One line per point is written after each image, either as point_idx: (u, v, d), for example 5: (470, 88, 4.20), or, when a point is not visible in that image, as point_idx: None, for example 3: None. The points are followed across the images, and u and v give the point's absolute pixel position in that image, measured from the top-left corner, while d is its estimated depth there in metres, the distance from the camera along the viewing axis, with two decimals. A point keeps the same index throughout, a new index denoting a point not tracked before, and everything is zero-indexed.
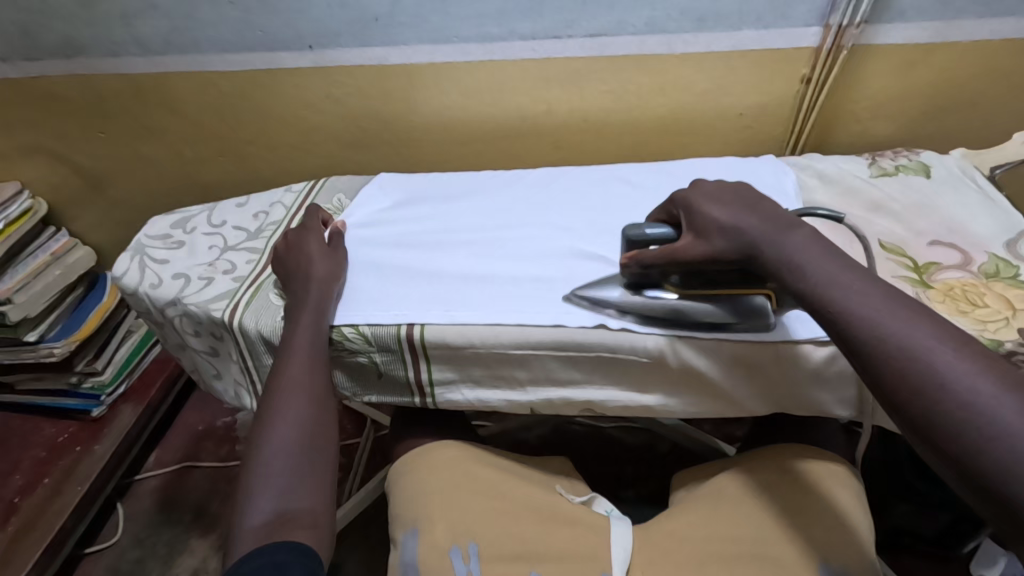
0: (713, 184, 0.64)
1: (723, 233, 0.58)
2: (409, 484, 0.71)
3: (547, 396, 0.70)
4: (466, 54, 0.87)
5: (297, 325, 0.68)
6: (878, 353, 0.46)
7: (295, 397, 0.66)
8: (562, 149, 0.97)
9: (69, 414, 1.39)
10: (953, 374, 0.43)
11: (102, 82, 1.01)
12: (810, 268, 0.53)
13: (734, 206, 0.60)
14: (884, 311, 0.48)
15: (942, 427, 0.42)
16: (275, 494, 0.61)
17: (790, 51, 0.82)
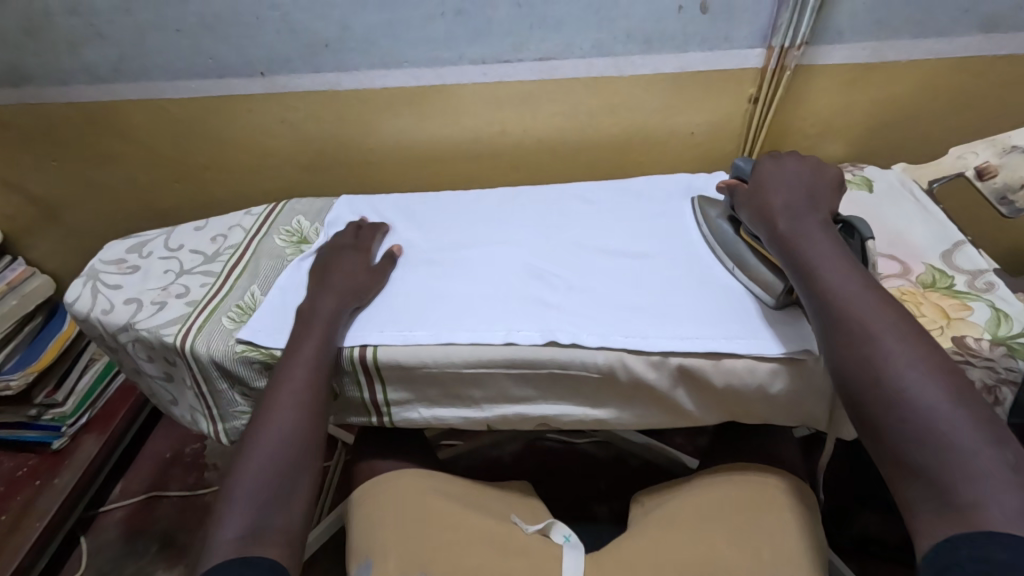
0: (803, 165, 0.69)
1: (756, 201, 0.67)
2: (367, 516, 0.70)
3: (503, 413, 0.70)
4: (417, 78, 0.88)
5: (300, 344, 0.66)
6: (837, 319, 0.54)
7: (290, 408, 0.63)
8: (520, 168, 0.97)
9: (30, 446, 1.35)
10: (892, 348, 0.51)
11: (53, 111, 1.00)
12: (801, 237, 0.61)
13: (789, 187, 0.67)
14: (849, 289, 0.55)
15: (871, 385, 0.50)
16: (254, 509, 0.58)
17: (737, 71, 0.83)
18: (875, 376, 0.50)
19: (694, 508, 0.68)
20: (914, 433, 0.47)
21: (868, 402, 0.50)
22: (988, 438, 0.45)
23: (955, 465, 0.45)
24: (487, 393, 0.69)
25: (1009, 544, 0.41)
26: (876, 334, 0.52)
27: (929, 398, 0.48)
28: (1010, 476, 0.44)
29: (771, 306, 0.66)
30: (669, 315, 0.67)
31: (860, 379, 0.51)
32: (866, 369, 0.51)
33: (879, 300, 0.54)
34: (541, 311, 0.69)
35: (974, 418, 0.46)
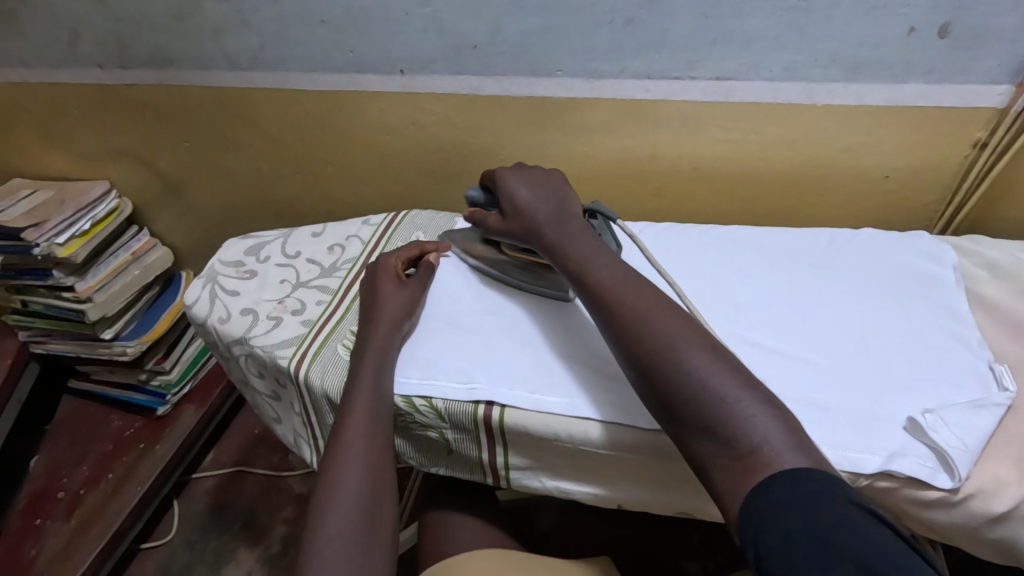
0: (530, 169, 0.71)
1: (520, 212, 0.65)
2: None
3: (640, 496, 0.61)
4: (569, 90, 0.78)
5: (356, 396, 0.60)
6: (611, 301, 0.54)
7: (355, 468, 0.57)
8: (664, 197, 0.86)
9: (137, 408, 1.41)
10: (659, 324, 0.51)
11: (190, 93, 0.99)
12: (565, 230, 0.61)
13: (538, 187, 0.66)
14: (612, 276, 0.56)
15: (650, 363, 0.49)
16: None
17: (965, 110, 0.67)
18: (644, 343, 0.50)
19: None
20: (701, 410, 0.45)
21: (654, 383, 0.49)
22: (740, 376, 0.46)
23: (743, 417, 0.44)
24: (620, 472, 0.60)
25: (801, 484, 0.40)
26: (641, 310, 0.52)
27: (696, 358, 0.47)
28: (770, 410, 0.44)
29: (564, 299, 0.68)
30: (857, 424, 0.53)
31: (643, 362, 0.49)
32: (644, 351, 0.50)
33: (636, 282, 0.55)
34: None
35: (727, 364, 0.47)
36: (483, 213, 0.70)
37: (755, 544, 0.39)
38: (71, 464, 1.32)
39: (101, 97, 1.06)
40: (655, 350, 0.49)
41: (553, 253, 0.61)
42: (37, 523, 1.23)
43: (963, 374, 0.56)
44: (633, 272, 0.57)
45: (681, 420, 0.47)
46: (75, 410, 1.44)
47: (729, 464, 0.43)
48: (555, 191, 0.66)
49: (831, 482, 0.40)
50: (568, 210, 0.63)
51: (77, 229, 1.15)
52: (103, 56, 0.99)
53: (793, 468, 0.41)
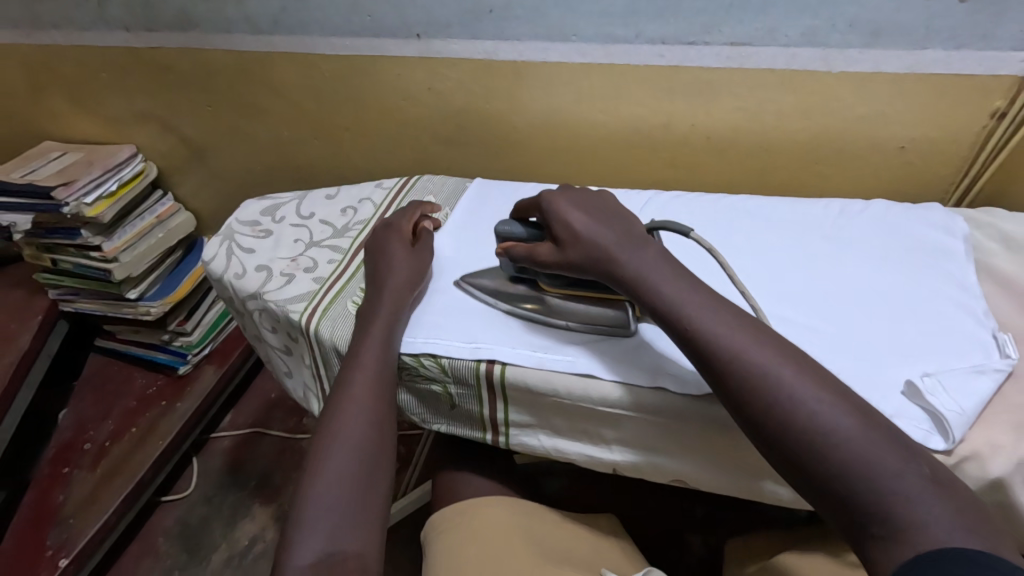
0: (580, 190, 0.65)
1: (579, 242, 0.59)
2: (439, 550, 0.64)
3: (635, 459, 0.62)
4: (583, 55, 0.79)
5: (363, 354, 0.62)
6: (715, 353, 0.49)
7: (355, 419, 0.60)
8: (676, 167, 0.86)
9: (159, 367, 1.46)
10: (774, 370, 0.47)
11: (213, 58, 1.02)
12: (642, 261, 0.56)
13: (594, 211, 0.61)
14: (707, 309, 0.52)
15: (766, 415, 0.46)
16: (323, 533, 0.53)
17: (986, 79, 0.67)
18: (773, 408, 0.46)
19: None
20: (859, 487, 0.42)
21: (773, 436, 0.46)
22: (867, 422, 0.44)
23: (894, 496, 0.41)
24: (616, 434, 0.62)
25: (983, 566, 0.37)
26: (759, 366, 0.47)
27: (843, 427, 0.44)
28: (932, 484, 0.42)
29: (625, 334, 0.61)
30: (852, 388, 0.53)
31: (777, 430, 0.45)
32: (774, 418, 0.46)
33: (731, 313, 0.51)
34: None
35: (850, 407, 0.45)
36: (528, 248, 0.63)
37: None
38: (96, 419, 1.38)
39: (129, 61, 1.09)
40: (774, 404, 0.46)
41: (631, 285, 0.56)
42: (65, 471, 1.29)
43: (966, 343, 0.55)
44: (720, 297, 0.53)
45: (809, 475, 0.44)
46: (101, 368, 1.49)
47: (885, 542, 0.41)
48: (611, 211, 0.61)
49: (1002, 562, 0.38)
50: (638, 237, 0.58)
51: (104, 190, 1.18)
52: (131, 19, 1.02)
53: (959, 545, 0.39)
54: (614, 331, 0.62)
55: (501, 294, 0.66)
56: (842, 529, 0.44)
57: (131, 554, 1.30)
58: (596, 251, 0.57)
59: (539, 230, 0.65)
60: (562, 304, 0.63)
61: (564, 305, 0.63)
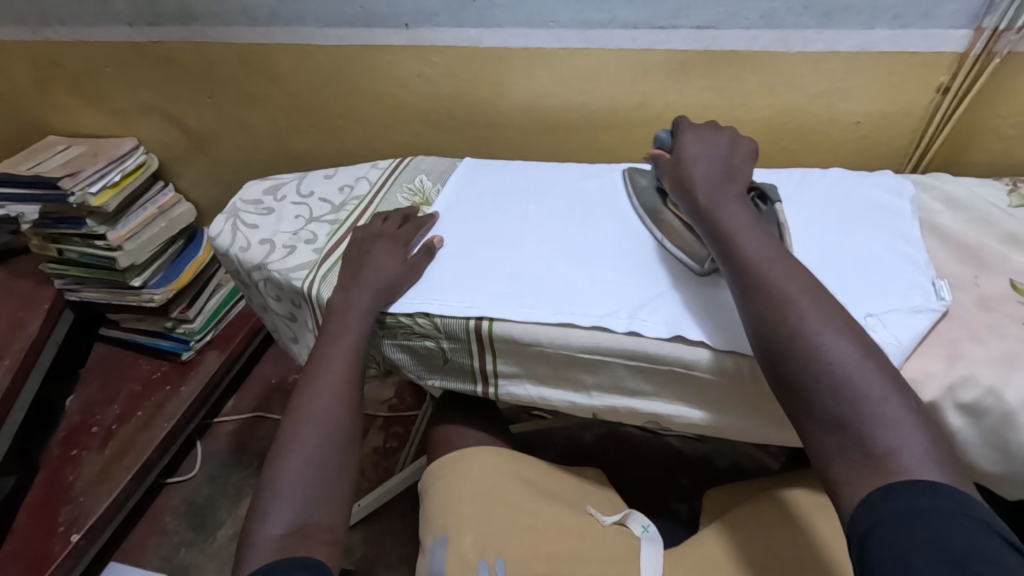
0: (712, 128, 0.71)
1: (679, 166, 0.68)
2: (439, 492, 0.70)
3: (612, 403, 0.69)
4: (562, 40, 0.84)
5: (345, 329, 0.70)
6: (753, 278, 0.57)
7: (325, 402, 0.66)
8: (653, 145, 0.92)
9: (163, 354, 1.51)
10: (800, 303, 0.54)
11: (213, 50, 1.07)
12: (717, 203, 0.63)
13: (707, 149, 0.68)
14: (771, 262, 0.58)
15: (801, 357, 0.52)
16: (294, 507, 0.59)
17: (929, 55, 0.72)
18: (788, 327, 0.53)
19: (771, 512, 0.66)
20: (840, 407, 0.49)
21: (801, 376, 0.51)
22: (890, 383, 0.49)
23: (869, 419, 0.48)
24: (594, 379, 0.68)
25: (926, 491, 0.43)
26: (789, 294, 0.55)
27: (844, 354, 0.51)
28: (913, 420, 0.47)
29: (698, 272, 0.68)
30: None
31: (785, 346, 0.53)
32: (786, 336, 0.53)
33: (794, 269, 0.57)
34: (675, 307, 0.66)
35: (858, 346, 0.51)
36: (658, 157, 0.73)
37: (865, 523, 0.44)
38: (103, 403, 1.43)
39: (131, 55, 1.14)
40: (800, 335, 0.52)
41: (705, 220, 0.63)
42: (73, 453, 1.34)
43: (907, 286, 0.62)
44: (789, 256, 0.59)
45: (819, 415, 0.50)
46: (107, 355, 1.54)
47: (858, 457, 0.47)
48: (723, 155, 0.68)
49: (956, 498, 0.43)
50: (725, 180, 0.65)
51: (108, 180, 1.23)
52: (134, 15, 1.07)
53: (923, 477, 0.45)
54: (688, 260, 0.68)
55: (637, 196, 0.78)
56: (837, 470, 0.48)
57: (139, 531, 1.35)
58: (688, 181, 0.66)
59: None
60: (670, 224, 0.72)
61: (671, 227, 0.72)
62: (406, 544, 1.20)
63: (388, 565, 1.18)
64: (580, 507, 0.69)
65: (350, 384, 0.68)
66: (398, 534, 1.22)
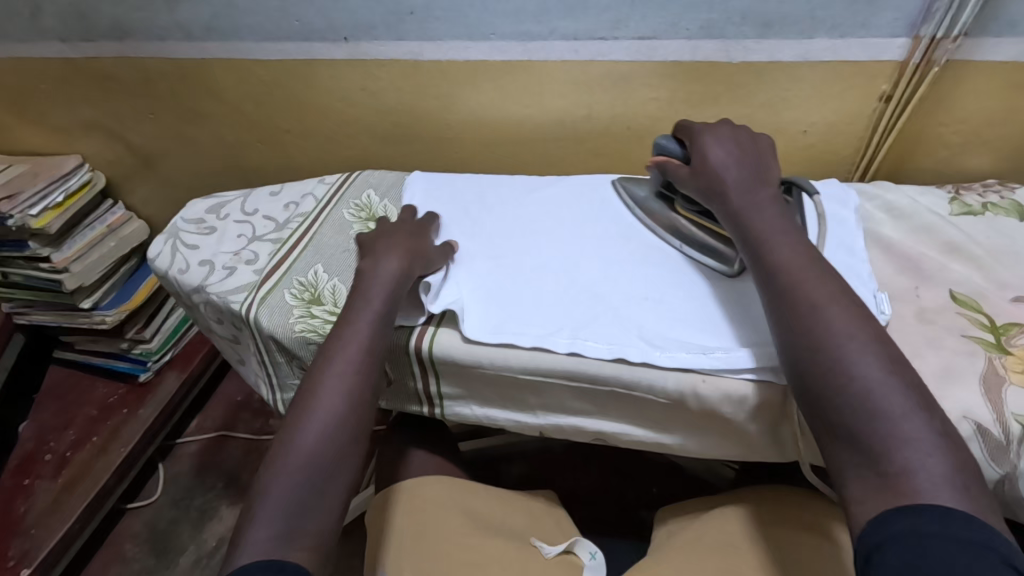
0: (730, 129, 0.68)
1: (708, 171, 0.64)
2: (379, 524, 0.67)
3: (558, 423, 0.67)
4: (504, 52, 0.82)
5: (360, 317, 0.63)
6: (781, 282, 0.54)
7: (332, 394, 0.60)
8: (603, 156, 0.90)
9: (121, 375, 1.47)
10: (826, 310, 0.51)
11: (150, 65, 1.03)
12: (745, 207, 0.60)
13: (734, 152, 0.64)
14: (799, 267, 0.55)
15: (823, 368, 0.49)
16: (283, 510, 0.54)
17: (870, 64, 0.71)
18: (809, 336, 0.50)
19: (720, 534, 0.64)
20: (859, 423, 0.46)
21: (820, 389, 0.48)
22: (918, 401, 0.46)
23: (888, 437, 0.45)
24: (538, 399, 0.66)
25: (935, 517, 0.41)
26: (814, 302, 0.52)
27: (866, 365, 0.48)
28: (939, 440, 0.44)
29: (728, 275, 0.67)
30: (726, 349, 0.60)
31: (804, 356, 0.50)
32: (806, 345, 0.50)
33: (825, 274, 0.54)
34: (618, 326, 0.63)
35: (884, 357, 0.48)
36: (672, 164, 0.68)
37: (868, 547, 0.43)
38: (58, 429, 1.38)
39: (67, 71, 1.10)
40: (818, 345, 0.50)
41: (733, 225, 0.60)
42: (26, 482, 1.29)
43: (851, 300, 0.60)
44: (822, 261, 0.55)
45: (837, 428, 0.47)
46: (62, 379, 1.49)
47: (876, 476, 0.44)
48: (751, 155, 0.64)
49: (973, 528, 0.40)
50: (757, 181, 0.62)
51: (50, 201, 1.19)
52: (65, 30, 1.03)
53: (941, 502, 0.42)
54: (719, 265, 0.67)
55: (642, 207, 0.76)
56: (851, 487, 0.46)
57: (99, 561, 1.31)
58: (716, 184, 0.62)
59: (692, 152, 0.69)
60: (690, 229, 0.71)
61: (690, 231, 0.71)
62: None
63: None
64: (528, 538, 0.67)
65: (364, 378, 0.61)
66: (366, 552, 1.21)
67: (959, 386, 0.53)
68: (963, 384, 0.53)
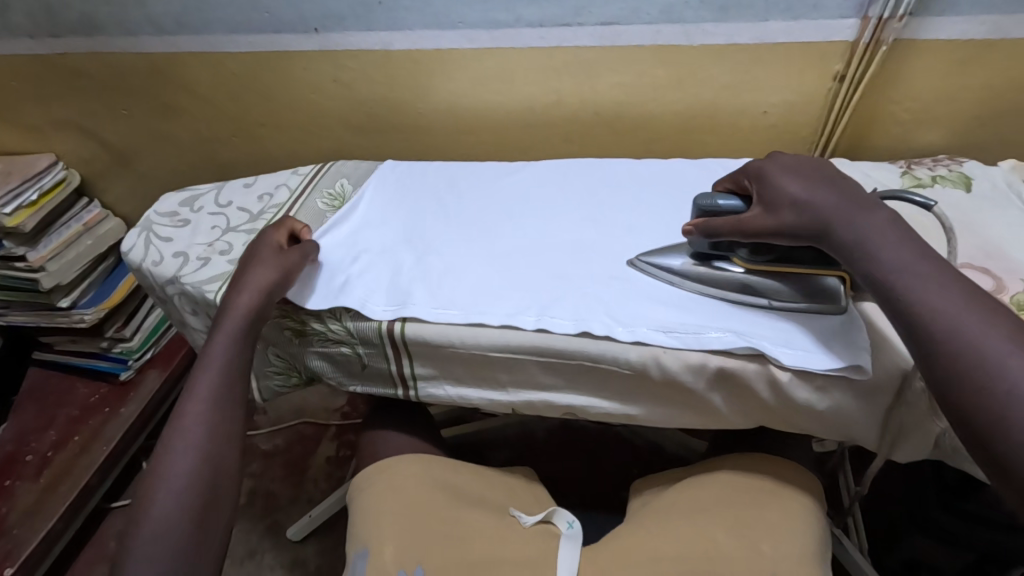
0: (790, 158, 0.62)
1: (792, 207, 0.57)
2: (362, 507, 0.68)
3: (528, 399, 0.69)
4: (472, 40, 0.84)
5: (209, 359, 0.67)
6: (935, 328, 0.46)
7: (190, 442, 0.62)
8: (573, 142, 0.92)
9: (101, 375, 1.46)
10: (1001, 358, 0.43)
11: (121, 60, 1.03)
12: (864, 236, 0.52)
13: (810, 179, 0.58)
14: (941, 299, 0.47)
15: (989, 422, 0.42)
16: (150, 571, 0.55)
17: (824, 45, 0.74)
18: (979, 390, 0.43)
19: (692, 498, 0.65)
20: None
21: (989, 444, 0.42)
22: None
23: None
24: (507, 376, 0.68)
25: None
26: (983, 350, 0.44)
27: None
28: None
29: (838, 312, 0.61)
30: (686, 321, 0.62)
31: (986, 418, 0.42)
32: (988, 405, 0.42)
33: (973, 301, 0.46)
34: (584, 304, 0.65)
35: None
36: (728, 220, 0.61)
37: None
38: (38, 430, 1.38)
39: (37, 68, 1.09)
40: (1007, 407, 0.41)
41: (852, 256, 0.53)
42: (7, 483, 1.28)
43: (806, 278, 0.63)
44: (966, 283, 0.48)
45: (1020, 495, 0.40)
46: (43, 380, 1.49)
47: None
48: (832, 180, 0.58)
49: None
50: (865, 202, 0.54)
51: (24, 199, 1.18)
52: (34, 26, 1.03)
53: None
54: (826, 307, 0.61)
55: (688, 271, 0.66)
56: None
57: (84, 560, 1.31)
58: (815, 214, 0.55)
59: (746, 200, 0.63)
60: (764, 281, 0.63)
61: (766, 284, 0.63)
62: None
63: None
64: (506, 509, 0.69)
65: (219, 416, 0.65)
66: None
67: None
68: None
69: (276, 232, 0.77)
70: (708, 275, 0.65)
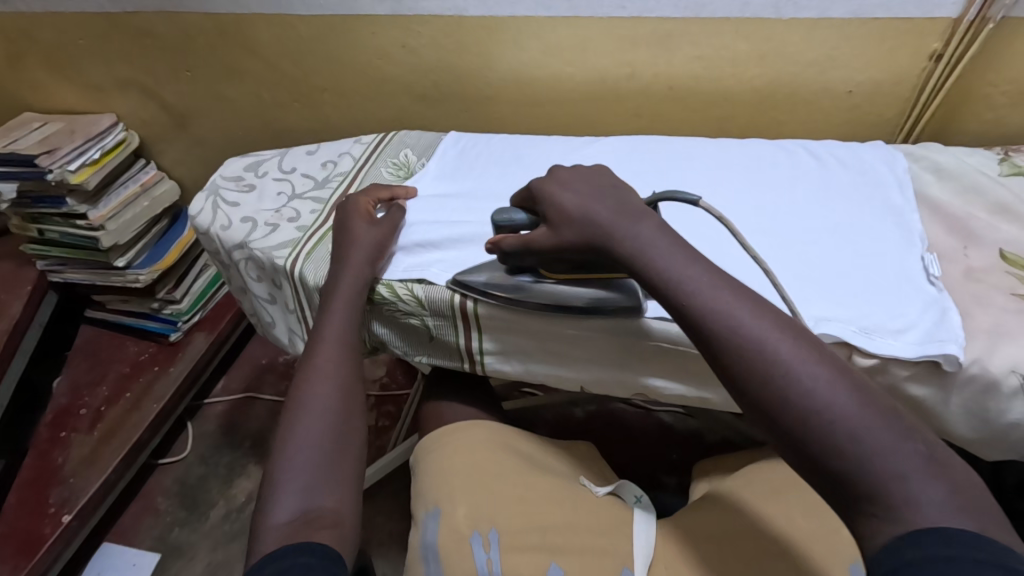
0: (569, 171, 0.66)
1: (569, 220, 0.61)
2: (432, 466, 0.70)
3: (599, 379, 0.68)
4: (549, 8, 0.82)
5: (330, 310, 0.68)
6: (704, 314, 0.51)
7: (323, 383, 0.65)
8: (642, 117, 0.90)
9: (150, 335, 1.49)
10: (757, 333, 0.48)
11: (191, 21, 1.04)
12: (641, 241, 0.57)
13: (589, 193, 0.62)
14: (705, 282, 0.52)
15: (755, 381, 0.47)
16: (297, 497, 0.57)
17: (923, 22, 0.72)
18: (754, 363, 0.47)
19: (764, 483, 0.65)
20: (834, 449, 0.43)
21: (760, 401, 0.47)
22: (831, 368, 0.46)
23: (870, 460, 0.42)
24: (583, 355, 0.67)
25: (949, 538, 0.38)
26: (745, 329, 0.49)
27: (815, 382, 0.45)
28: (903, 437, 0.43)
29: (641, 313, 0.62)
30: None
31: (758, 390, 0.47)
32: (756, 378, 0.47)
33: (727, 286, 0.52)
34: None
35: (825, 365, 0.46)
36: (515, 241, 0.64)
37: (891, 565, 0.39)
38: (91, 384, 1.42)
39: (106, 26, 1.10)
40: (770, 374, 0.46)
41: (633, 262, 0.56)
42: (63, 434, 1.32)
43: (908, 269, 0.60)
44: (708, 267, 0.54)
45: (795, 441, 0.45)
46: (92, 338, 1.52)
47: (864, 501, 0.42)
48: (606, 192, 0.62)
49: (970, 534, 0.39)
50: (636, 212, 0.59)
51: (87, 157, 1.20)
52: None
53: (944, 521, 0.40)
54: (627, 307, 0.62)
55: (492, 285, 0.65)
56: (833, 504, 0.44)
57: (131, 513, 1.35)
58: (590, 225, 0.59)
59: (535, 218, 0.66)
60: (568, 290, 0.64)
61: (568, 291, 0.64)
62: (399, 519, 1.21)
63: (381, 542, 1.18)
64: (574, 480, 0.70)
65: (345, 363, 0.67)
66: (391, 511, 1.23)
67: (1009, 343, 0.54)
68: (1011, 341, 0.54)
69: (366, 198, 0.77)
70: (512, 289, 0.65)
